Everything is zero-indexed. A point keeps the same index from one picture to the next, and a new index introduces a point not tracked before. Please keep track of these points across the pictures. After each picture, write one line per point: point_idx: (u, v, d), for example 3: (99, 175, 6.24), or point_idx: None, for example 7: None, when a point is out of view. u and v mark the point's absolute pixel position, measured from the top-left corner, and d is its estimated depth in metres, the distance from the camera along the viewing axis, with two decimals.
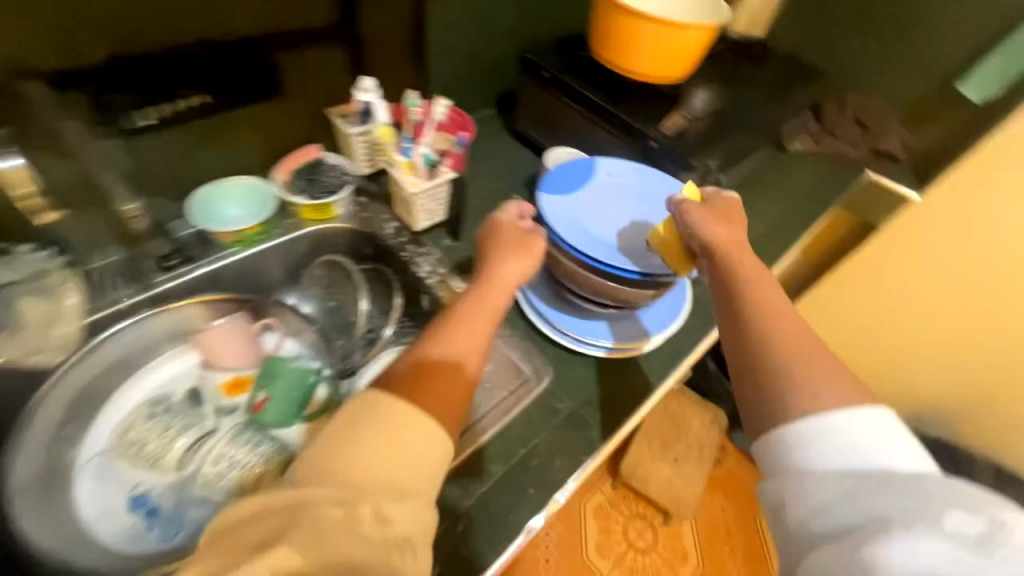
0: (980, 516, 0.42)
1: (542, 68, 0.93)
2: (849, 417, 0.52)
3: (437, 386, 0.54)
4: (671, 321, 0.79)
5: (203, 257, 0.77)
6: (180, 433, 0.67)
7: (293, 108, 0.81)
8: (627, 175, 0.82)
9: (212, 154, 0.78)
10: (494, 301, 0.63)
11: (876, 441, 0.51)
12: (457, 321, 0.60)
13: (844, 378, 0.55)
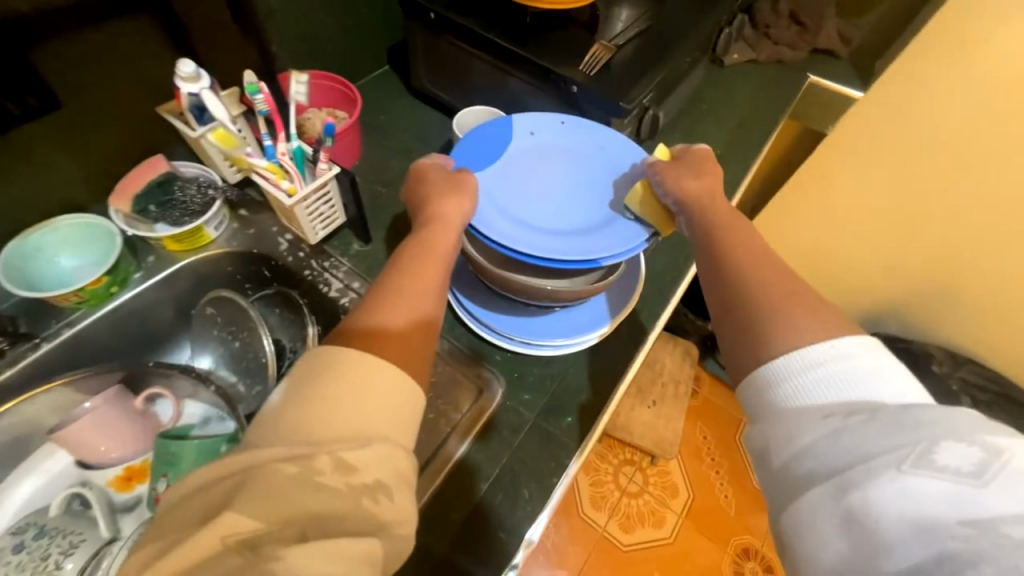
0: (982, 447, 0.33)
1: (428, 10, 0.75)
2: (833, 348, 0.42)
3: (387, 338, 0.44)
4: (635, 287, 0.68)
5: (46, 331, 0.62)
6: (63, 559, 0.52)
7: (108, 116, 0.63)
8: (547, 132, 0.68)
9: (11, 195, 0.61)
10: (444, 243, 0.54)
11: (866, 371, 0.40)
12: (408, 267, 0.50)
13: (836, 317, 0.45)
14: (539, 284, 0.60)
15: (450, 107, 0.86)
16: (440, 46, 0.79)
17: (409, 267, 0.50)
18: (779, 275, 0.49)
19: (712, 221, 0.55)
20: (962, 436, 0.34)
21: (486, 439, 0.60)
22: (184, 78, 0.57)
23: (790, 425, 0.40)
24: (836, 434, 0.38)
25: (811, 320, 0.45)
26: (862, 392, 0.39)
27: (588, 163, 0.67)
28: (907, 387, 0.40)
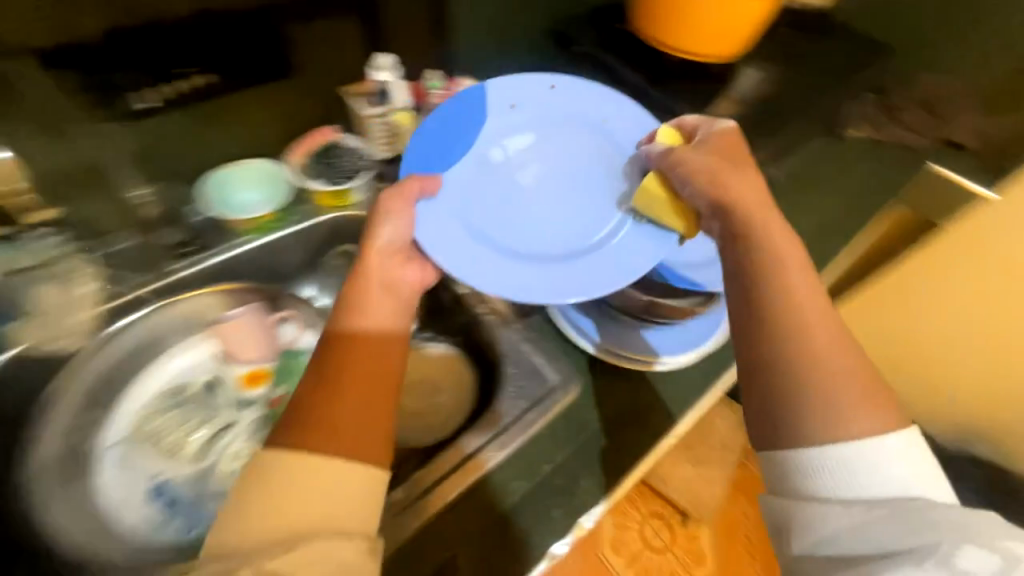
0: (989, 548, 0.39)
1: (575, 43, 0.85)
2: (870, 444, 0.45)
3: (353, 391, 0.48)
4: (718, 332, 0.71)
5: (216, 246, 0.75)
6: (198, 425, 0.69)
7: (305, 87, 0.76)
8: (525, 107, 0.67)
9: (221, 134, 0.73)
10: (376, 296, 0.54)
11: (905, 470, 0.44)
12: (348, 312, 0.53)
13: (881, 409, 0.46)
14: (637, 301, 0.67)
15: None
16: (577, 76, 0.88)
17: (344, 334, 0.52)
18: (801, 318, 0.48)
19: (730, 272, 0.53)
20: (975, 538, 0.40)
21: (553, 431, 0.65)
22: (376, 65, 0.72)
23: (825, 516, 0.44)
24: (871, 531, 0.42)
25: (853, 407, 0.46)
26: (896, 491, 0.44)
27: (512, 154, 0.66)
28: (932, 480, 0.45)
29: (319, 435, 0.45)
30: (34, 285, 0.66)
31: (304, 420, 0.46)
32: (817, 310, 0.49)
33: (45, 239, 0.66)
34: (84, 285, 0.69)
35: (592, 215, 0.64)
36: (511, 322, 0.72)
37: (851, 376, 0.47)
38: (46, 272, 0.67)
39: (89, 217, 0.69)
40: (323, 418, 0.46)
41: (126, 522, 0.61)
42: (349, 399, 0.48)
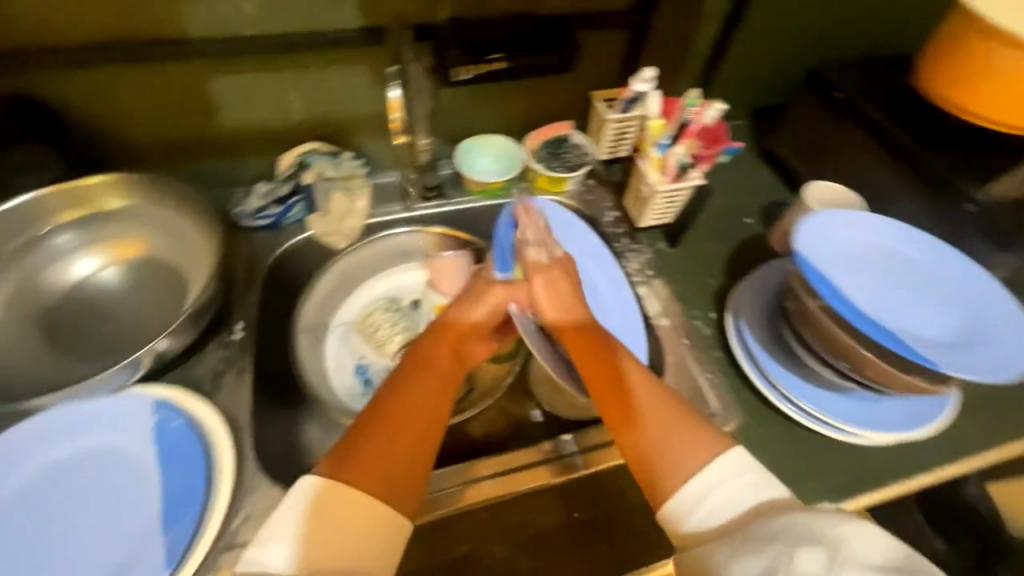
0: (857, 560, 0.38)
1: (834, 88, 0.81)
2: (699, 483, 0.48)
3: (410, 435, 0.51)
4: (914, 428, 0.66)
5: (453, 198, 0.88)
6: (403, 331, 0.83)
7: (562, 86, 0.87)
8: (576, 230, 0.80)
9: (485, 110, 0.88)
10: (445, 350, 0.61)
11: (716, 486, 0.48)
12: (422, 360, 0.59)
13: (718, 440, 0.51)
14: (859, 352, 0.59)
15: (794, 175, 0.90)
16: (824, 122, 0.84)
17: (407, 377, 0.56)
18: (659, 424, 0.53)
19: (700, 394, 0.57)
20: (828, 545, 0.38)
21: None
22: (639, 78, 0.75)
23: (724, 554, 0.42)
24: (742, 556, 0.41)
25: (677, 458, 0.50)
26: (734, 512, 0.46)
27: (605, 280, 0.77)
28: (763, 492, 0.47)
29: (360, 468, 0.48)
30: (330, 190, 0.82)
31: (357, 446, 0.50)
32: (647, 393, 0.56)
33: (350, 160, 0.84)
34: (363, 201, 0.84)
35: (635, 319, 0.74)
36: (685, 340, 0.75)
37: (685, 426, 0.53)
38: (340, 183, 0.83)
39: (377, 152, 0.88)
40: (370, 455, 0.49)
41: (335, 381, 0.79)
42: (387, 434, 0.50)
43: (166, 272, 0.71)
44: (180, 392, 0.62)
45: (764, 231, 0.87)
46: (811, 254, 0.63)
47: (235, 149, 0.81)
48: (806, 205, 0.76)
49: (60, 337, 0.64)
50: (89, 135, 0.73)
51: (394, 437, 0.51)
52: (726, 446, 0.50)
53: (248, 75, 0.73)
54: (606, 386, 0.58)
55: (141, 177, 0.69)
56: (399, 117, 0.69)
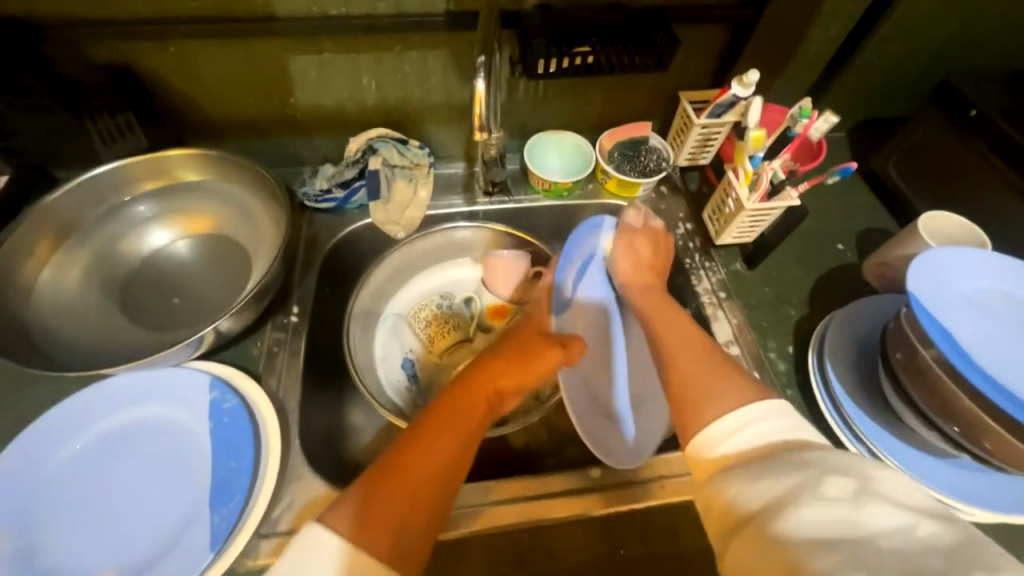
0: (882, 494, 0.34)
1: (971, 106, 0.70)
2: (735, 417, 0.43)
3: (423, 495, 0.45)
4: (1023, 511, 0.57)
5: (516, 195, 0.84)
6: (454, 329, 0.83)
7: (646, 84, 0.81)
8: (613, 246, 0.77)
9: (560, 105, 0.83)
10: (477, 402, 0.55)
11: (755, 426, 0.42)
12: (450, 408, 0.53)
13: (755, 391, 0.45)
14: (979, 417, 0.51)
15: (900, 199, 0.80)
16: (947, 143, 0.74)
17: (432, 425, 0.51)
18: (704, 367, 0.49)
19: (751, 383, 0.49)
20: (856, 477, 0.35)
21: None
22: (742, 83, 0.68)
23: (741, 476, 0.38)
24: (760, 476, 0.37)
25: (716, 396, 0.45)
26: (763, 442, 0.41)
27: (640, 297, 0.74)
28: (795, 428, 0.41)
29: (370, 520, 0.42)
30: (393, 177, 0.80)
31: (373, 493, 0.44)
32: (693, 349, 0.52)
33: (416, 149, 0.82)
34: (425, 191, 0.81)
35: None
36: (755, 374, 0.68)
37: (728, 373, 0.48)
38: (405, 171, 0.81)
39: (443, 142, 0.86)
40: (380, 509, 0.43)
41: (381, 373, 0.78)
42: (403, 487, 0.45)
43: (232, 248, 0.72)
44: (237, 374, 0.62)
45: (858, 261, 0.78)
46: (926, 297, 0.56)
47: (308, 128, 0.81)
48: (919, 238, 0.66)
49: (131, 304, 0.66)
50: (171, 105, 0.74)
51: (408, 491, 0.45)
52: (768, 398, 0.44)
53: (327, 55, 0.71)
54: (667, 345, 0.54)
55: (216, 154, 0.70)
56: (481, 112, 0.64)
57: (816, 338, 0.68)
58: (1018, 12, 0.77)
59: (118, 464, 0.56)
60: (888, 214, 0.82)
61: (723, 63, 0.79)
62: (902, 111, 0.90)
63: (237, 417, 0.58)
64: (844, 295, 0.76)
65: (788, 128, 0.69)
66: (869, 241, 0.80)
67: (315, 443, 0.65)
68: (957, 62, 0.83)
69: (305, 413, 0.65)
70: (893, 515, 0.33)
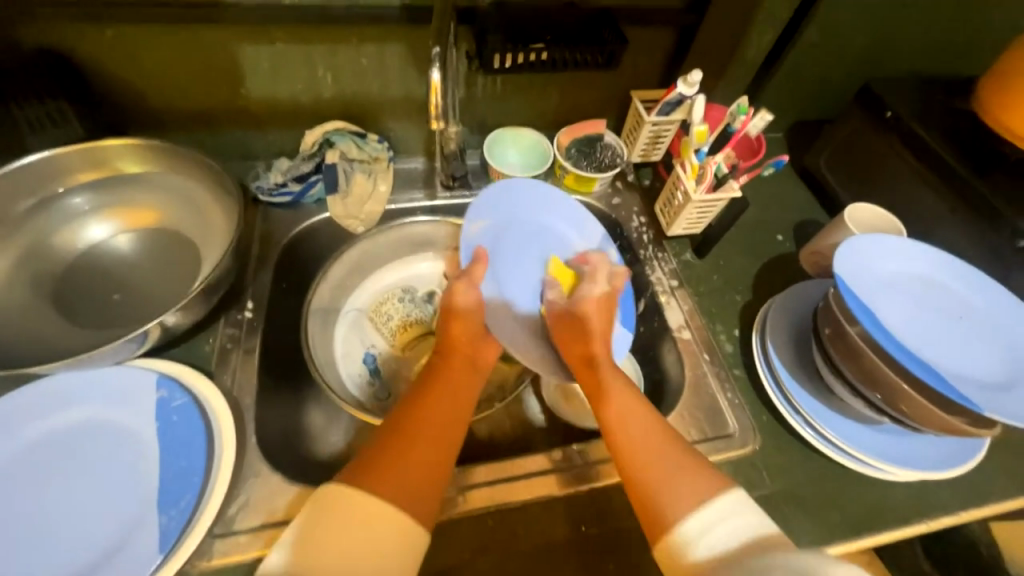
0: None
1: (888, 108, 0.78)
2: (704, 516, 0.46)
3: (414, 467, 0.49)
4: (937, 470, 0.63)
5: (477, 189, 0.85)
6: (415, 323, 0.82)
7: (600, 82, 0.84)
8: (515, 210, 0.72)
9: (518, 101, 0.85)
10: (458, 367, 0.61)
11: (724, 522, 0.46)
12: (436, 378, 0.59)
13: (714, 478, 0.50)
14: (897, 385, 0.57)
15: (830, 194, 0.88)
16: (869, 142, 0.81)
17: (424, 394, 0.56)
18: (666, 458, 0.51)
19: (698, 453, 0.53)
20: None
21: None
22: (686, 82, 0.72)
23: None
24: None
25: (682, 499, 0.48)
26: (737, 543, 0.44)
27: (566, 246, 0.74)
28: (764, 521, 0.46)
29: (388, 475, 0.48)
30: (352, 171, 0.80)
31: (376, 466, 0.48)
32: (658, 440, 0.53)
33: (376, 143, 0.82)
34: (385, 185, 0.81)
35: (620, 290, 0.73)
36: (706, 356, 0.72)
37: (694, 467, 0.51)
38: (364, 165, 0.80)
39: (402, 136, 0.85)
40: (393, 469, 0.48)
41: (342, 369, 0.77)
42: (397, 462, 0.49)
43: (180, 241, 0.69)
44: (187, 369, 0.60)
45: (795, 250, 0.85)
46: (851, 278, 0.61)
47: (261, 121, 0.79)
48: (846, 226, 0.73)
49: (67, 302, 0.62)
50: (109, 92, 0.71)
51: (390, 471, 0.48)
52: (727, 487, 0.48)
53: (281, 45, 0.70)
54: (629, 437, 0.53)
55: (159, 143, 0.67)
56: (436, 102, 0.64)
57: (759, 320, 0.73)
58: (926, 25, 0.85)
59: (54, 469, 0.52)
60: (821, 207, 0.90)
61: (671, 65, 0.84)
62: (831, 113, 0.98)
63: (187, 416, 0.56)
64: (784, 282, 0.81)
65: (727, 124, 0.74)
66: (806, 232, 0.86)
67: (274, 441, 0.64)
68: (876, 68, 0.92)
69: (261, 411, 0.63)
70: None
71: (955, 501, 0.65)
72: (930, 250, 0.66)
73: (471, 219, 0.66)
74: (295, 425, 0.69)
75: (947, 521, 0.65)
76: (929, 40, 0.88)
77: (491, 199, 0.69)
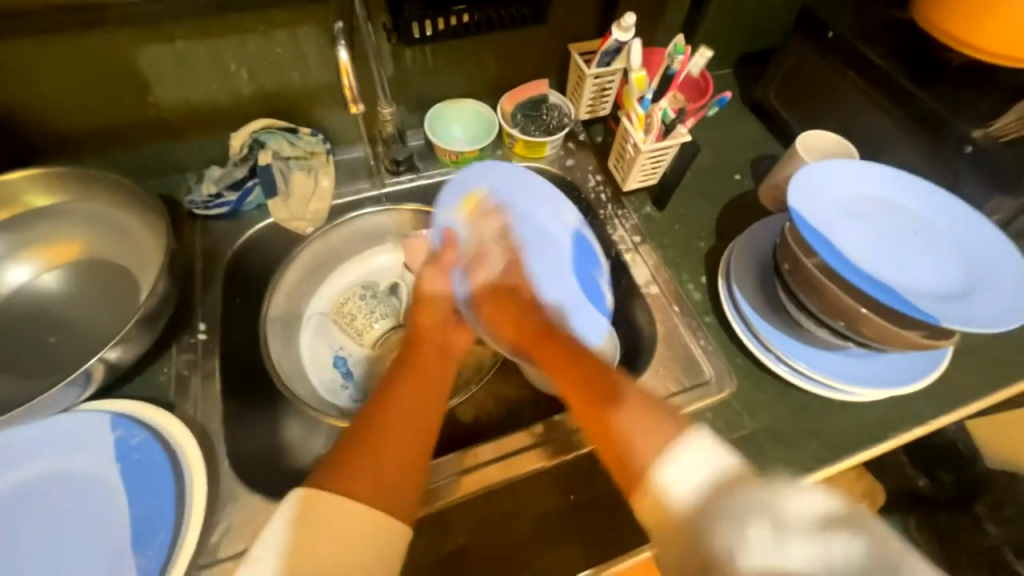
0: (800, 527, 0.36)
1: (829, 27, 0.76)
2: (670, 464, 0.42)
3: (385, 451, 0.48)
4: (905, 384, 0.65)
5: (425, 171, 0.81)
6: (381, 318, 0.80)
7: (535, 39, 0.80)
8: (498, 193, 0.71)
9: (454, 71, 0.80)
10: (428, 354, 0.58)
11: (688, 466, 0.41)
12: (406, 368, 0.56)
13: None
14: (855, 309, 0.57)
15: (782, 125, 0.87)
16: (815, 66, 0.79)
17: (390, 385, 0.54)
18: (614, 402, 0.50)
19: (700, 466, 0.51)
20: (771, 515, 0.36)
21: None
22: (621, 27, 0.69)
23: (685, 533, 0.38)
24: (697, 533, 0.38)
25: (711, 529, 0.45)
26: (707, 480, 0.40)
27: (541, 228, 0.72)
28: (727, 457, 0.41)
29: (361, 478, 0.46)
30: (290, 170, 0.75)
31: (349, 458, 0.47)
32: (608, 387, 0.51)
33: (310, 136, 0.77)
34: (328, 179, 0.77)
35: (580, 251, 0.73)
36: (676, 308, 0.72)
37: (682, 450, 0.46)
38: (302, 162, 0.76)
39: (337, 125, 0.81)
40: (360, 468, 0.46)
41: (313, 376, 0.75)
42: (369, 451, 0.48)
43: (114, 270, 0.64)
44: (143, 403, 0.57)
45: (754, 188, 0.84)
46: (805, 210, 0.60)
47: (179, 129, 0.73)
48: (798, 156, 0.72)
49: (1, 353, 0.58)
50: (3, 119, 0.65)
51: (358, 467, 0.46)
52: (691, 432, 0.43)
53: (181, 43, 0.64)
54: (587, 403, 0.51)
55: (67, 168, 0.62)
56: (352, 84, 0.59)
57: (724, 263, 0.73)
58: None
59: (16, 528, 0.50)
60: (776, 141, 0.89)
61: (606, 12, 0.80)
62: (776, 42, 0.96)
63: (149, 451, 0.54)
64: (747, 222, 0.81)
65: (668, 67, 0.71)
66: (763, 168, 0.85)
67: (250, 461, 0.62)
68: None
69: (232, 433, 0.61)
70: (808, 547, 0.35)
71: (926, 411, 0.67)
72: (881, 170, 0.66)
73: (443, 207, 0.69)
74: (272, 440, 0.67)
75: (920, 431, 0.67)
76: None
77: (464, 186, 0.70)
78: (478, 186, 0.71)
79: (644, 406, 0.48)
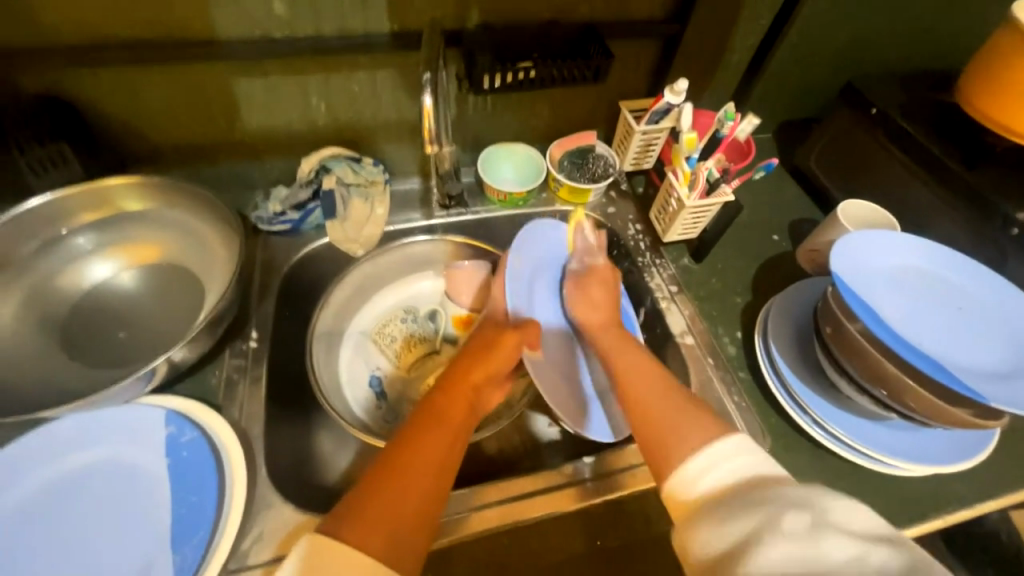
0: (838, 525, 0.37)
1: (872, 104, 0.79)
2: (705, 459, 0.47)
3: (400, 499, 0.47)
4: (949, 463, 0.63)
5: (474, 206, 0.86)
6: (418, 343, 0.83)
7: (588, 95, 0.86)
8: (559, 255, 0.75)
9: (510, 118, 0.86)
10: (458, 404, 0.58)
11: (720, 463, 0.46)
12: (434, 420, 0.55)
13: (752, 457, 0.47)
14: (902, 381, 0.57)
15: (822, 191, 0.89)
16: (857, 139, 0.82)
17: (419, 431, 0.53)
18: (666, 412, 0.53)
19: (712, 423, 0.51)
20: (812, 509, 0.38)
21: None
22: (673, 91, 0.74)
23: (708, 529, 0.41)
24: (727, 522, 0.40)
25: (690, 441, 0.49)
26: (734, 480, 0.44)
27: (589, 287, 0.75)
28: (758, 461, 0.45)
29: (368, 529, 0.44)
30: (349, 195, 0.81)
31: (360, 505, 0.46)
32: (659, 386, 0.57)
33: (373, 167, 0.83)
34: (382, 208, 0.82)
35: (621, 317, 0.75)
36: (710, 360, 0.73)
37: (696, 414, 0.52)
38: (361, 189, 0.81)
39: (396, 158, 0.87)
40: (374, 513, 0.46)
41: (348, 392, 0.77)
42: (384, 498, 0.47)
43: (183, 274, 0.70)
44: (195, 405, 0.60)
45: (793, 249, 0.85)
46: (850, 277, 0.61)
47: (256, 151, 0.80)
48: (840, 222, 0.74)
49: (75, 342, 0.63)
50: (108, 131, 0.72)
51: (367, 511, 0.46)
52: (733, 433, 0.48)
53: (274, 78, 0.72)
54: (641, 398, 0.56)
55: (160, 180, 0.68)
56: (429, 126, 0.65)
57: (761, 320, 0.74)
58: (906, 19, 0.86)
59: (65, 513, 0.52)
60: (815, 206, 0.91)
61: (658, 75, 0.85)
62: (817, 113, 1.00)
63: (197, 450, 0.56)
64: (784, 282, 0.82)
65: (717, 130, 0.75)
66: (802, 231, 0.87)
67: (283, 470, 0.63)
68: (860, 65, 0.93)
69: (271, 442, 0.63)
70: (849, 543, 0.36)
71: (970, 497, 0.64)
72: (928, 245, 0.67)
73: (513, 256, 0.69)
74: (305, 452, 0.68)
75: (964, 515, 0.64)
76: (911, 33, 0.89)
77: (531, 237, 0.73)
78: (542, 241, 0.74)
79: (682, 398, 0.55)
